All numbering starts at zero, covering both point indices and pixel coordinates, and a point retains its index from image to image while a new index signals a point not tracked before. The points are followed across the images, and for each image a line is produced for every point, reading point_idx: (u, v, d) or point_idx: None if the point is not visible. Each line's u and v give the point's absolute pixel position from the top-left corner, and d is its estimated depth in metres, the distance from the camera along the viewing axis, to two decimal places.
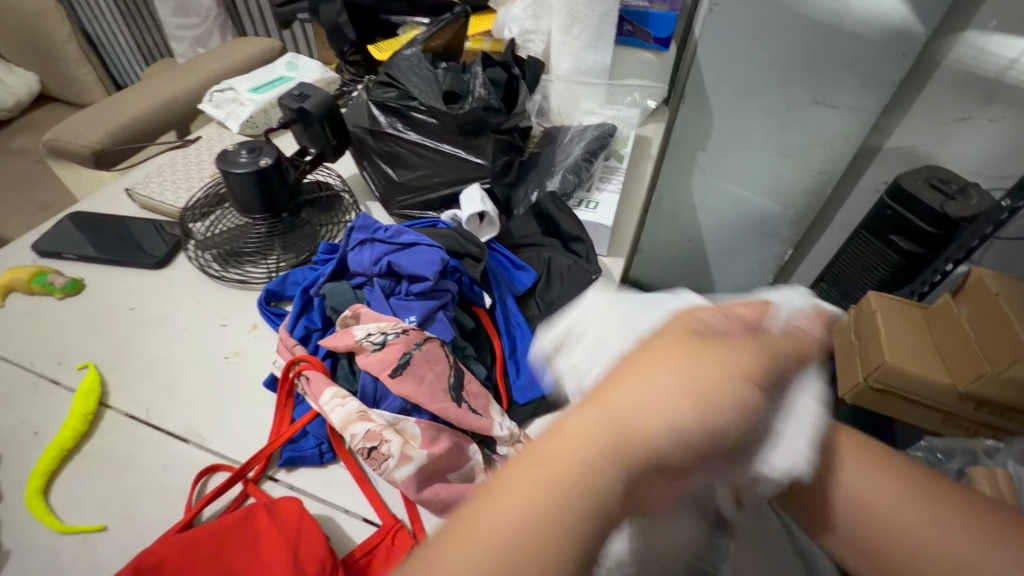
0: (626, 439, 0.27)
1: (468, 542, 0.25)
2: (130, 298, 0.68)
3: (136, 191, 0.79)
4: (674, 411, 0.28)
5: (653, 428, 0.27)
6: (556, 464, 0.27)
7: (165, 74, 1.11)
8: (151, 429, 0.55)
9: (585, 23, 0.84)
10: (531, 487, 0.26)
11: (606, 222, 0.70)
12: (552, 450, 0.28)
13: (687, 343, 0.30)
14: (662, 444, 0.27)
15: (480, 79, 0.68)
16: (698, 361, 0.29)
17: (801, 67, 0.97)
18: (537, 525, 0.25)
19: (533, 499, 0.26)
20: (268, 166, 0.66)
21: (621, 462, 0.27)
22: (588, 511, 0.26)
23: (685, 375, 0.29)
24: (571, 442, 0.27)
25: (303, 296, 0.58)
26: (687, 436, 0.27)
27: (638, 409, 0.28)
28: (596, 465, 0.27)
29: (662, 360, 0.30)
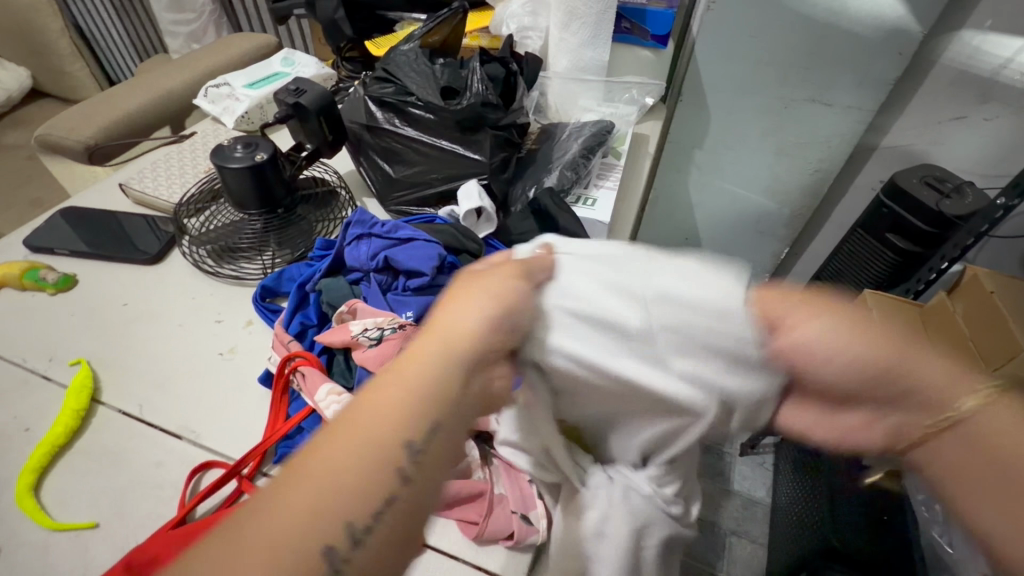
0: (454, 352, 0.33)
1: (325, 465, 0.29)
2: (123, 293, 0.67)
3: (130, 186, 0.78)
4: (473, 314, 0.34)
5: (472, 343, 0.33)
6: (386, 395, 0.32)
7: (160, 69, 1.10)
8: (145, 425, 0.54)
9: (583, 20, 0.84)
10: (365, 416, 0.31)
11: (603, 219, 0.70)
12: (384, 385, 0.32)
13: (494, 277, 0.36)
14: (479, 345, 0.34)
15: (479, 75, 0.68)
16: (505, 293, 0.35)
17: (798, 66, 0.97)
18: (388, 441, 0.30)
19: (365, 424, 0.31)
20: (264, 161, 0.66)
21: (438, 368, 0.32)
22: (410, 410, 0.31)
23: (494, 304, 0.35)
24: (398, 374, 0.33)
25: (299, 292, 0.57)
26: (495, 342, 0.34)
27: (450, 320, 0.34)
28: (427, 377, 0.32)
29: (466, 291, 0.36)
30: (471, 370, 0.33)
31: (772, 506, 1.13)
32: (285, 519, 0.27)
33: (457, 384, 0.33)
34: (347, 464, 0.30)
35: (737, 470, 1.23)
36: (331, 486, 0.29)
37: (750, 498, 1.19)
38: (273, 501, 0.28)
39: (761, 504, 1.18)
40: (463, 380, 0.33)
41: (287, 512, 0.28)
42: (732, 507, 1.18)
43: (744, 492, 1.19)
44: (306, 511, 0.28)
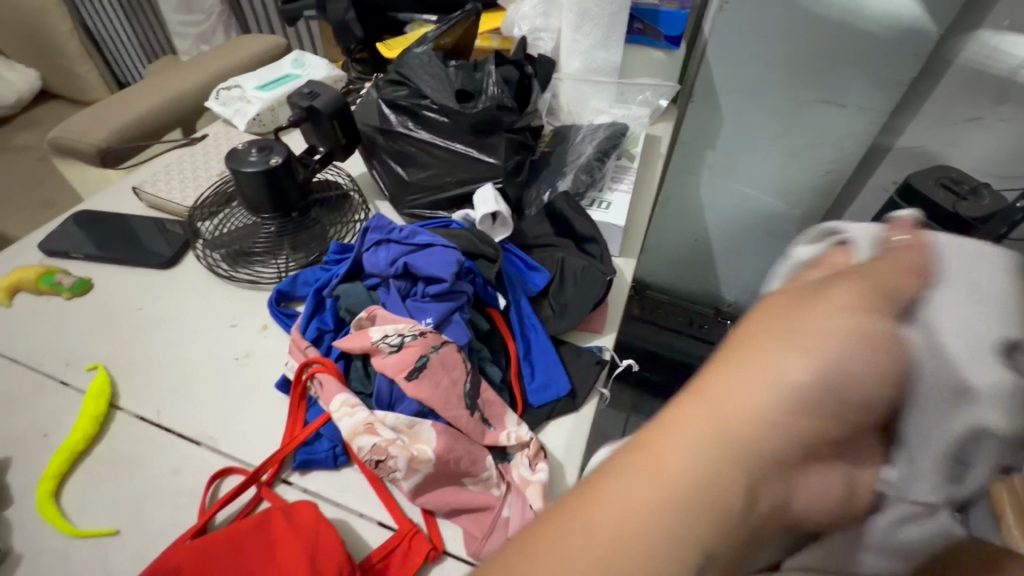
0: (725, 435, 0.32)
1: (623, 507, 0.31)
2: (138, 298, 0.67)
3: (143, 189, 0.78)
4: (795, 377, 0.32)
5: (766, 419, 0.32)
6: (666, 467, 0.31)
7: (171, 70, 1.10)
8: (162, 431, 0.54)
9: (596, 21, 0.84)
10: (637, 482, 0.31)
11: (618, 223, 0.70)
12: (674, 443, 0.33)
13: (812, 314, 0.35)
14: (785, 429, 0.32)
15: (494, 77, 0.67)
16: (831, 348, 0.33)
17: (811, 66, 0.96)
18: (671, 499, 0.30)
19: (642, 491, 0.31)
20: (278, 165, 0.66)
21: (747, 439, 0.32)
22: (739, 471, 0.31)
23: (821, 352, 0.33)
24: (704, 429, 0.33)
25: (316, 297, 0.57)
26: (807, 411, 0.32)
27: (734, 390, 0.33)
28: (733, 436, 0.32)
29: (766, 349, 0.34)
30: (796, 432, 0.32)
31: None
32: (593, 546, 0.30)
33: (750, 481, 0.31)
34: (649, 517, 0.30)
35: None
36: (636, 528, 0.30)
37: None
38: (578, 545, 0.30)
39: None
40: (783, 450, 0.32)
41: (590, 538, 0.30)
42: None
43: None
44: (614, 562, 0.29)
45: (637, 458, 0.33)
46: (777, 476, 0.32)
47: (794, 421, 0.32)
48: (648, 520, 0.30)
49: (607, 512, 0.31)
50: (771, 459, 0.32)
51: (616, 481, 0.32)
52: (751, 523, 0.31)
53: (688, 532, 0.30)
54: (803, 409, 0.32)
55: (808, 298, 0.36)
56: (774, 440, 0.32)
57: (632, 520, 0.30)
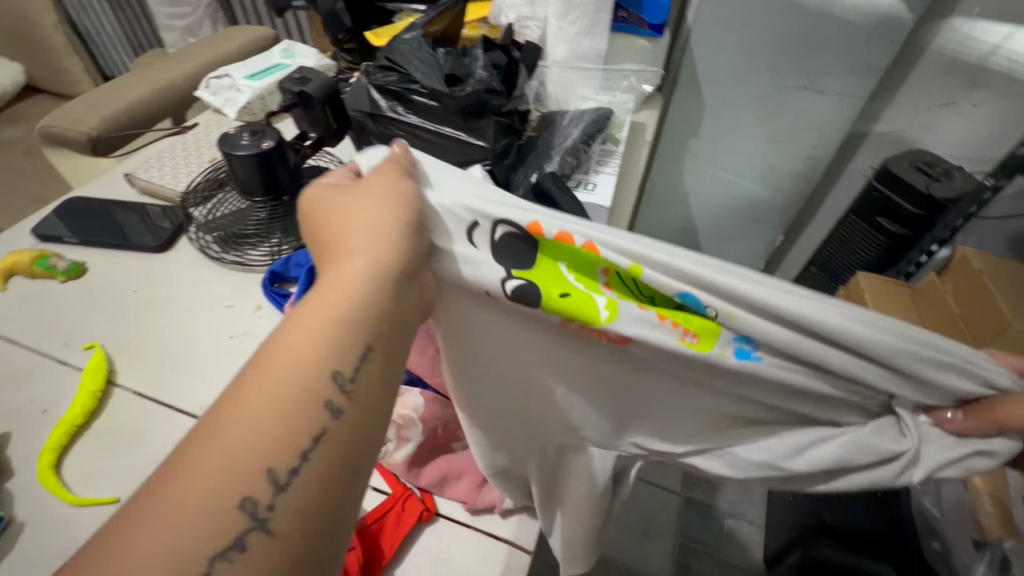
0: (359, 301, 0.32)
1: (235, 429, 0.28)
2: (132, 280, 0.68)
3: (136, 175, 0.79)
4: (364, 262, 0.33)
5: (353, 282, 0.33)
6: (274, 372, 0.30)
7: (160, 61, 1.10)
8: (160, 406, 0.55)
9: (581, 10, 0.87)
10: (252, 398, 0.29)
11: (603, 203, 0.72)
12: (275, 360, 0.30)
13: (368, 214, 0.36)
14: (367, 296, 0.33)
15: (482, 62, 0.69)
16: (366, 241, 0.34)
17: (792, 53, 0.99)
18: (293, 391, 0.29)
19: (259, 403, 0.29)
20: (270, 148, 0.67)
21: (337, 334, 0.31)
22: (305, 379, 0.30)
23: (377, 243, 0.34)
24: (302, 333, 0.31)
25: (309, 275, 0.59)
26: (376, 280, 0.33)
27: (350, 263, 0.34)
28: (334, 329, 0.31)
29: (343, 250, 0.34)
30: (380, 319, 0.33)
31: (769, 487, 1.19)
32: (196, 491, 0.26)
33: (354, 347, 0.31)
34: (251, 439, 0.28)
35: None
36: (249, 449, 0.28)
37: None
38: (158, 512, 0.25)
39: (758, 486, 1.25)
40: (373, 328, 0.32)
41: (198, 476, 0.27)
42: (731, 488, 1.24)
43: None
44: (204, 513, 0.26)
45: (220, 408, 0.29)
46: (381, 336, 0.33)
47: (369, 318, 0.32)
48: (235, 456, 0.27)
49: (224, 438, 0.28)
50: (378, 322, 0.33)
51: (235, 396, 0.29)
52: (377, 376, 0.32)
53: (294, 427, 0.29)
54: (368, 302, 0.32)
55: (354, 209, 0.36)
56: (346, 301, 0.32)
57: (250, 437, 0.28)
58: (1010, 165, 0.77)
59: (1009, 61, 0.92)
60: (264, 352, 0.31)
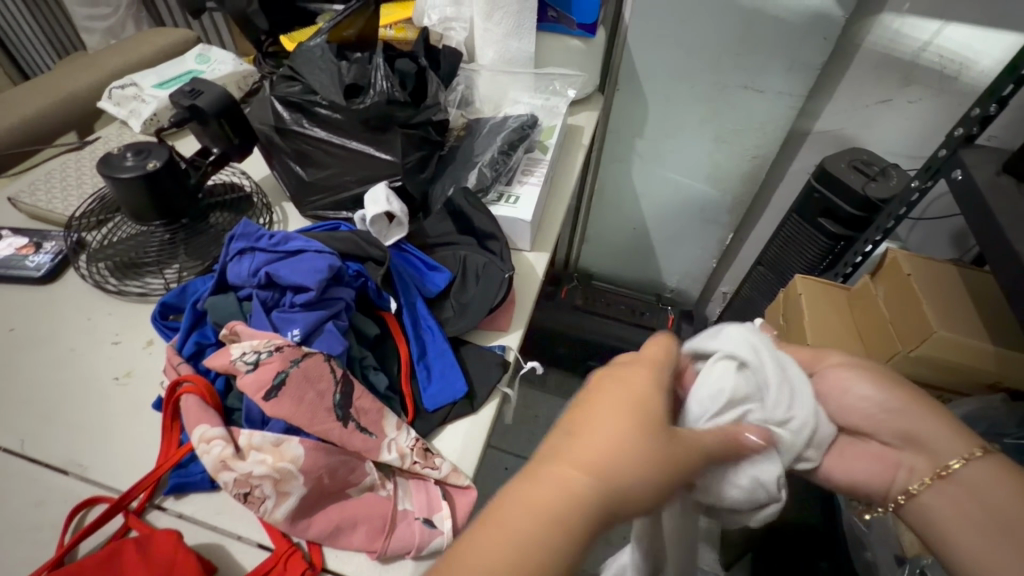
0: (613, 494, 0.32)
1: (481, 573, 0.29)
2: (10, 318, 0.62)
3: (21, 200, 0.73)
4: (633, 455, 0.33)
5: (628, 467, 0.33)
6: (527, 525, 0.30)
7: (66, 69, 1.03)
8: (25, 462, 0.50)
9: (505, 9, 0.82)
10: (502, 544, 0.30)
11: (523, 217, 0.68)
12: (515, 517, 0.31)
13: (642, 401, 0.36)
14: (629, 485, 0.33)
15: (382, 71, 0.64)
16: (643, 424, 0.35)
17: (728, 53, 0.97)
18: (540, 555, 0.30)
19: (504, 556, 0.29)
20: (157, 168, 0.61)
21: (584, 524, 0.31)
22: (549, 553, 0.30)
23: (644, 434, 0.34)
24: (545, 483, 0.32)
25: (193, 311, 0.54)
26: (645, 477, 0.33)
27: (590, 448, 0.33)
28: (560, 513, 0.31)
29: (607, 411, 0.36)
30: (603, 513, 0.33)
31: None
32: None
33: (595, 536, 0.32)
34: None
35: None
36: None
37: None
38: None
39: None
40: (605, 512, 0.32)
41: None
42: None
43: None
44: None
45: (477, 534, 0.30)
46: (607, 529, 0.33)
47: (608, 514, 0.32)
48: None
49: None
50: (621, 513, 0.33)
51: (494, 524, 0.30)
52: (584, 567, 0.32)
53: None
54: (616, 500, 0.33)
55: (628, 387, 0.38)
56: (624, 490, 0.33)
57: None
58: (934, 164, 0.75)
59: (941, 56, 0.91)
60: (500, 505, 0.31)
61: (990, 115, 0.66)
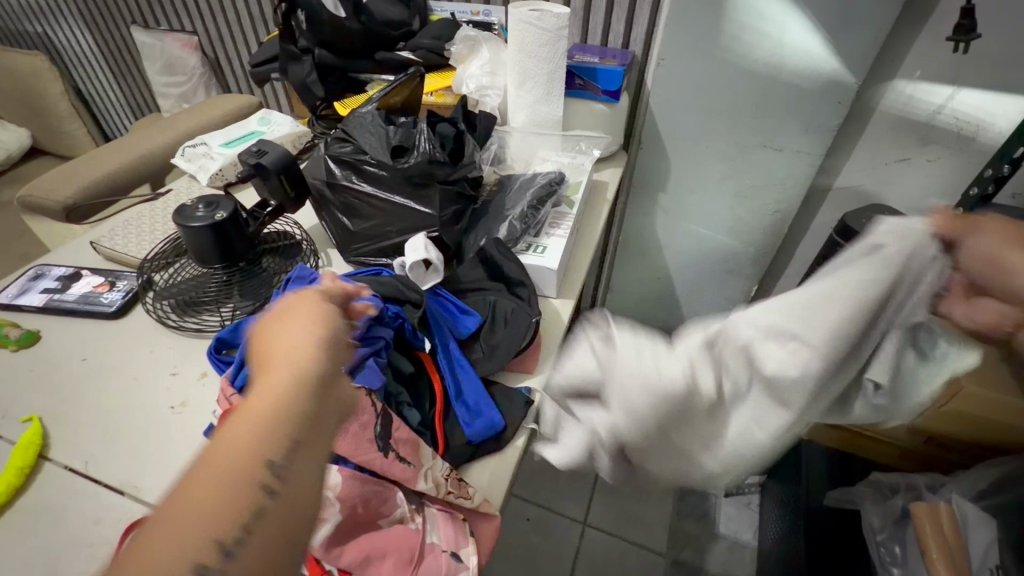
0: (316, 356, 0.40)
1: (232, 450, 0.34)
2: (83, 349, 0.69)
3: (101, 243, 0.82)
4: (312, 330, 0.42)
5: (310, 338, 0.42)
6: (268, 393, 0.37)
7: (146, 130, 1.16)
8: (89, 482, 0.55)
9: (536, 79, 0.90)
10: (249, 417, 0.36)
11: (550, 266, 0.72)
12: (240, 426, 0.35)
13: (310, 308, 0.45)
14: (312, 354, 0.40)
15: (425, 134, 0.72)
16: (322, 317, 0.44)
17: (748, 115, 1.03)
18: (274, 423, 0.36)
19: (256, 421, 0.36)
20: (223, 219, 0.69)
21: (302, 398, 0.38)
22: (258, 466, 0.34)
23: (317, 320, 0.44)
24: (276, 378, 0.38)
25: (246, 346, 0.59)
26: (329, 337, 0.42)
27: (296, 340, 0.41)
28: (290, 392, 0.37)
29: (291, 323, 0.43)
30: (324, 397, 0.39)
31: (760, 548, 1.12)
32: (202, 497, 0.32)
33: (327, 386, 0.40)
34: (240, 457, 0.34)
35: (722, 511, 1.23)
36: (243, 469, 0.33)
37: (736, 541, 1.18)
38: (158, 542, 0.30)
39: (749, 547, 1.17)
40: (323, 385, 0.39)
41: (203, 493, 0.32)
42: (718, 549, 1.16)
43: (730, 535, 1.18)
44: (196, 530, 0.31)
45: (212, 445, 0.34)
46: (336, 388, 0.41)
47: (325, 374, 0.40)
48: (197, 525, 0.31)
49: (223, 463, 0.33)
50: (324, 371, 0.40)
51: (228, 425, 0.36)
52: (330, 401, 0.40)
53: (264, 448, 0.34)
54: (320, 364, 0.40)
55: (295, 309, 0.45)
56: (314, 351, 0.41)
57: (247, 458, 0.34)
58: None
59: (955, 119, 0.94)
60: (213, 439, 0.35)
61: (1004, 175, 0.68)
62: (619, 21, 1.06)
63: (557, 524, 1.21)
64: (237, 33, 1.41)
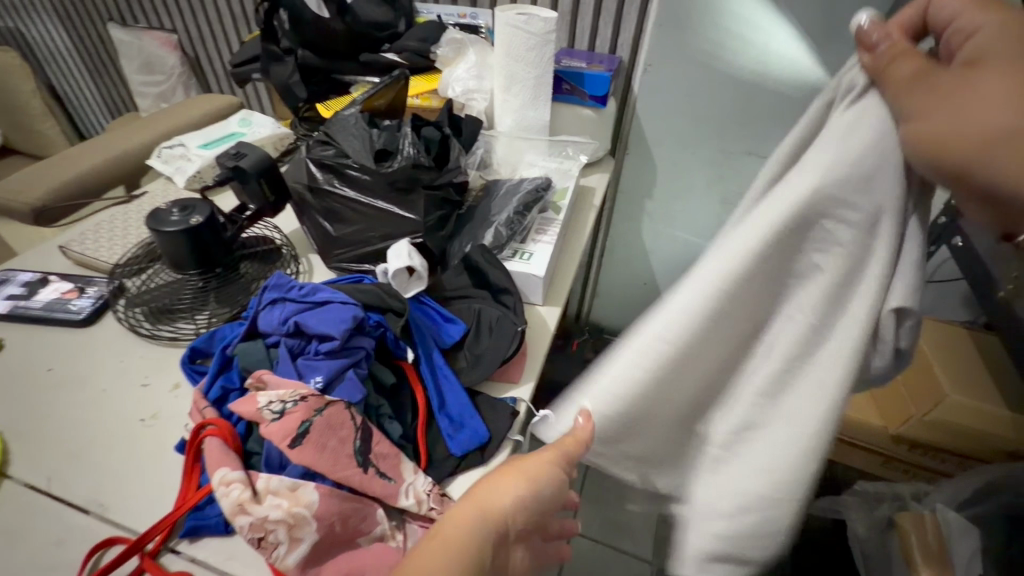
0: (498, 520, 0.41)
1: None
2: (49, 358, 0.66)
3: (70, 248, 0.79)
4: (524, 488, 0.42)
5: (507, 496, 0.42)
6: (450, 539, 0.38)
7: (121, 130, 1.13)
8: (51, 501, 0.52)
9: (523, 83, 0.89)
10: (431, 559, 0.37)
11: (537, 273, 0.71)
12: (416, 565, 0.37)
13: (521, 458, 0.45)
14: (504, 516, 0.41)
15: (410, 138, 0.70)
16: (539, 472, 0.43)
17: (734, 122, 1.03)
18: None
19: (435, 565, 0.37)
20: (199, 223, 0.66)
21: (474, 566, 0.38)
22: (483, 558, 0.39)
23: (531, 478, 0.43)
24: (458, 526, 0.39)
25: (222, 356, 0.57)
26: (529, 501, 0.42)
27: (498, 494, 0.42)
28: (467, 548, 0.38)
29: (518, 471, 0.43)
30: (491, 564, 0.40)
31: None
32: None
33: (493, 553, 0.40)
34: None
35: None
36: None
37: None
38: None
39: None
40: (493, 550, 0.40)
41: None
42: None
43: None
44: None
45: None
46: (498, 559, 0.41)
47: (497, 538, 0.41)
48: None
49: None
50: (501, 537, 0.41)
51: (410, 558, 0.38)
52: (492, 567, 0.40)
53: None
54: (501, 528, 0.41)
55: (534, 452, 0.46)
56: (507, 512, 0.41)
57: None
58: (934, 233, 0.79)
59: None
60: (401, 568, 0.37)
61: None
62: (606, 26, 1.05)
63: None
64: (218, 32, 1.38)
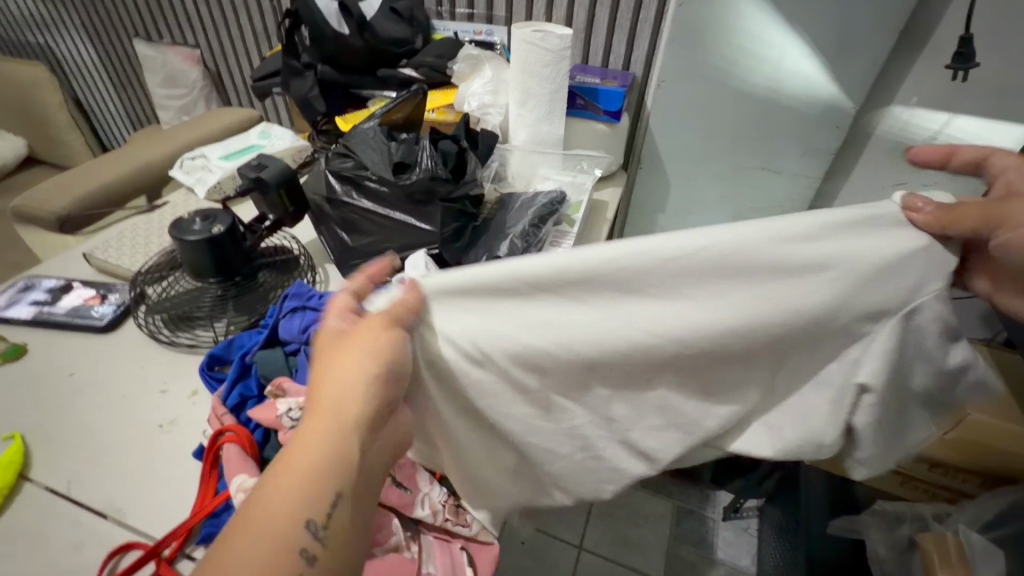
0: (341, 415, 0.38)
1: (256, 522, 0.35)
2: (71, 363, 0.67)
3: (94, 255, 0.81)
4: (361, 374, 0.39)
5: (347, 394, 0.38)
6: (298, 458, 0.36)
7: (144, 141, 1.16)
8: (70, 505, 0.53)
9: (538, 98, 0.91)
10: (280, 486, 0.36)
11: None
12: (269, 495, 0.36)
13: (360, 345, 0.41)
14: (348, 413, 0.38)
15: (428, 152, 0.72)
16: (368, 357, 0.40)
17: (747, 138, 1.04)
18: (306, 490, 0.35)
19: (283, 490, 0.36)
20: (221, 232, 0.68)
21: (323, 473, 0.36)
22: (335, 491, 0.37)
23: (366, 365, 0.39)
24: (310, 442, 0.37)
25: (240, 363, 0.58)
26: (370, 386, 0.39)
27: (333, 392, 0.39)
28: (320, 459, 0.36)
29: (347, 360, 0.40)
30: (352, 455, 0.38)
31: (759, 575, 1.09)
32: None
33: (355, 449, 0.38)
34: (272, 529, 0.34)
35: (720, 536, 1.20)
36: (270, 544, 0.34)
37: (734, 566, 1.15)
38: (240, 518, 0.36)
39: None
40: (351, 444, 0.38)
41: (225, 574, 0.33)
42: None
43: (728, 560, 1.16)
44: None
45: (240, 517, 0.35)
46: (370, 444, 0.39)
47: (356, 432, 0.38)
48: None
49: (248, 539, 0.34)
50: (355, 428, 0.38)
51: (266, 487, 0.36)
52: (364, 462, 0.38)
53: (294, 514, 0.35)
54: (352, 424, 0.38)
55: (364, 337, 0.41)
56: (349, 409, 0.38)
57: (275, 526, 0.34)
58: None
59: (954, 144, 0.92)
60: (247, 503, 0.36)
61: None
62: (619, 43, 1.07)
63: (553, 548, 1.18)
64: (240, 48, 1.42)
